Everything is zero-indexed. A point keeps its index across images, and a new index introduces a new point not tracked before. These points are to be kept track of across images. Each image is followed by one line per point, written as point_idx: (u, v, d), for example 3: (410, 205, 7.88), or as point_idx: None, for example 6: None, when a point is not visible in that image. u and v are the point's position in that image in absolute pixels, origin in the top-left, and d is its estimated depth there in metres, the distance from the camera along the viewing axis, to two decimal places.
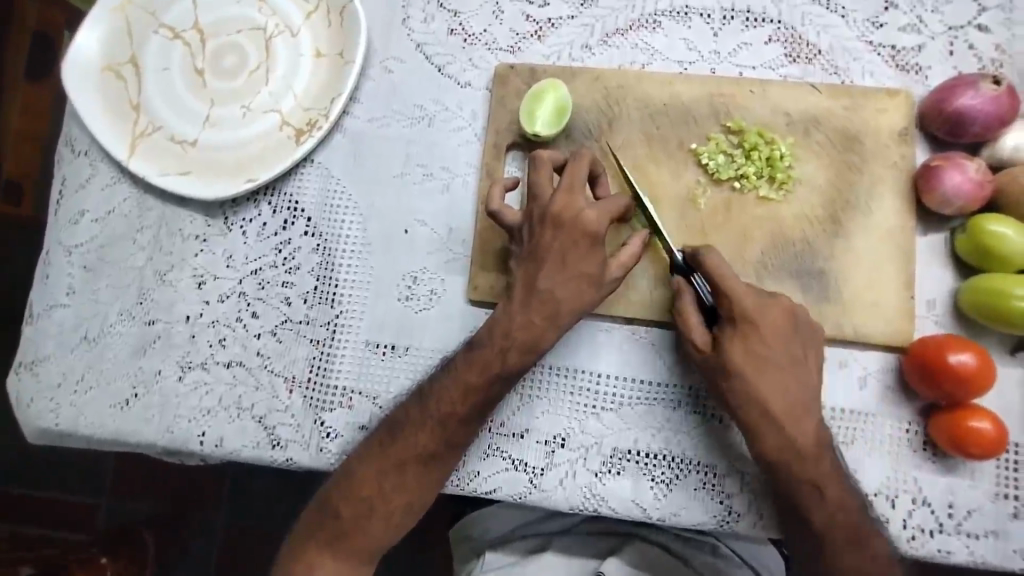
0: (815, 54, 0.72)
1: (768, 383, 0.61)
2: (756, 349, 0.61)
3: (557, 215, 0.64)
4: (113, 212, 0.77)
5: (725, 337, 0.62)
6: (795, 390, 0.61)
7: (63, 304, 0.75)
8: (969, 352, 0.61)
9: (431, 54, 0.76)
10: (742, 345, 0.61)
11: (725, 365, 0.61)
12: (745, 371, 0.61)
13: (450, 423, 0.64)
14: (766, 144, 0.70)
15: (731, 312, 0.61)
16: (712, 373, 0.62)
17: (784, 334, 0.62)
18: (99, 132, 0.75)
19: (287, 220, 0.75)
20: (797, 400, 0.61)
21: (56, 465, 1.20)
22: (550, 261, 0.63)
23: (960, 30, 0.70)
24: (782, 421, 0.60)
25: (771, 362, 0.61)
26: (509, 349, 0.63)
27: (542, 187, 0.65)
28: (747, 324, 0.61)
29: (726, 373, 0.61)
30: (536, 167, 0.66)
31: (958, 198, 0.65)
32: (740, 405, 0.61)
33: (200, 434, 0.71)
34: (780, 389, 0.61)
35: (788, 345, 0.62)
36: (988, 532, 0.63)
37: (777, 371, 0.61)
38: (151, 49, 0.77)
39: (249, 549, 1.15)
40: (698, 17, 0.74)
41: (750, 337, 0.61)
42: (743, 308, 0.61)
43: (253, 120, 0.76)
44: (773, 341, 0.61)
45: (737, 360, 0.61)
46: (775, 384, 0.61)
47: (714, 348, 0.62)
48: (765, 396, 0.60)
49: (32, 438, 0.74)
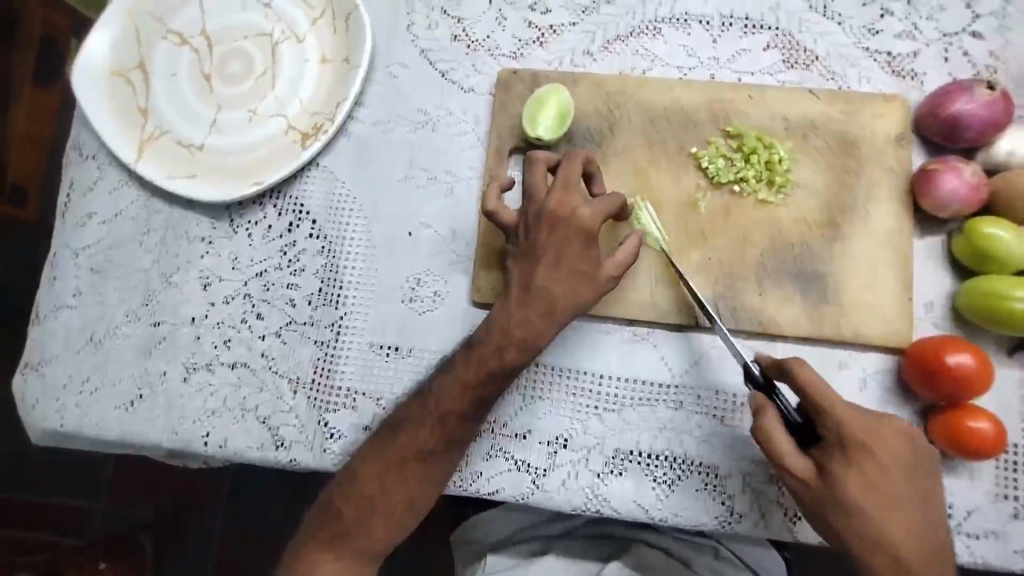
0: (813, 59, 0.73)
1: (894, 523, 0.57)
2: (879, 485, 0.57)
3: (553, 213, 0.64)
4: (120, 215, 0.77)
5: (837, 468, 0.57)
6: (920, 528, 0.57)
7: (69, 305, 0.76)
8: (966, 353, 0.62)
9: (435, 60, 0.77)
10: (862, 479, 0.57)
11: (846, 504, 0.56)
12: (869, 509, 0.56)
13: (449, 421, 0.65)
14: (764, 147, 0.71)
15: (842, 440, 0.57)
16: (823, 507, 0.57)
17: (905, 467, 0.58)
18: (107, 135, 0.76)
19: (292, 223, 0.76)
20: (927, 540, 0.57)
21: (56, 469, 1.20)
22: (548, 259, 0.64)
23: (954, 37, 0.72)
24: (915, 570, 0.56)
25: (895, 498, 0.57)
26: (507, 347, 0.64)
27: (537, 186, 0.66)
28: (868, 458, 0.57)
29: (844, 510, 0.57)
30: (531, 168, 0.67)
31: (955, 202, 0.66)
32: (863, 548, 0.57)
33: (205, 434, 0.71)
34: (905, 528, 0.57)
35: (909, 477, 0.57)
36: (988, 532, 0.64)
37: (899, 509, 0.57)
38: (158, 54, 0.79)
39: (250, 554, 1.15)
40: (697, 24, 0.75)
41: (869, 468, 0.57)
42: (862, 438, 0.57)
43: (260, 125, 0.77)
44: (893, 472, 0.57)
45: (857, 495, 0.56)
46: (900, 524, 0.56)
47: (823, 477, 0.57)
48: (894, 540, 0.56)
49: (36, 439, 0.74)
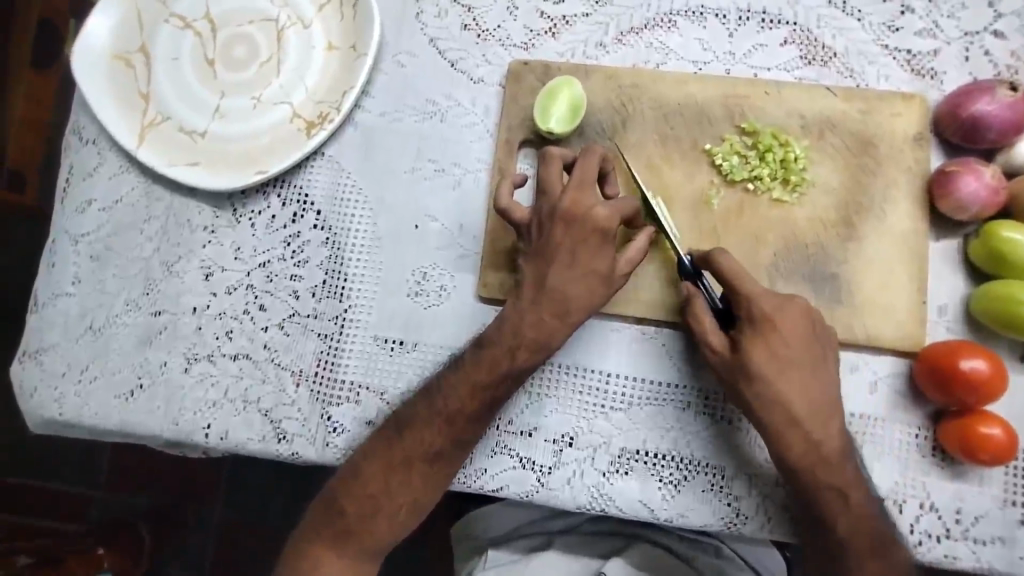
0: (831, 57, 0.72)
1: (792, 385, 0.60)
2: (779, 351, 0.60)
3: (567, 213, 0.63)
4: (121, 202, 0.76)
5: (743, 337, 0.61)
6: (819, 393, 0.61)
7: (69, 293, 0.74)
8: (982, 358, 0.62)
9: (444, 49, 0.76)
10: (763, 344, 0.60)
11: (745, 365, 0.61)
12: (770, 375, 0.60)
13: (458, 421, 0.64)
14: (780, 146, 0.69)
15: (750, 314, 0.61)
16: (732, 375, 0.61)
17: (806, 337, 0.61)
18: (108, 120, 0.74)
19: (296, 213, 0.74)
20: (821, 405, 0.60)
21: (54, 456, 1.19)
22: (562, 257, 0.63)
23: (976, 36, 0.70)
24: (808, 425, 0.60)
25: (793, 363, 0.61)
26: (517, 348, 0.63)
27: (552, 182, 0.65)
28: (768, 326, 0.61)
29: (747, 376, 0.61)
30: (547, 162, 0.66)
31: (974, 205, 0.64)
32: (764, 408, 0.60)
33: (206, 426, 0.70)
34: (803, 392, 0.60)
35: (811, 347, 0.61)
36: (995, 538, 0.63)
37: (800, 373, 0.60)
38: (161, 38, 0.77)
39: (247, 541, 1.14)
40: (713, 18, 0.74)
41: (772, 338, 0.60)
42: (765, 310, 0.61)
43: (264, 112, 0.75)
44: (795, 342, 0.61)
45: (759, 362, 0.60)
46: (800, 387, 0.60)
47: (733, 348, 0.62)
48: (789, 400, 0.60)
49: (34, 428, 0.73)
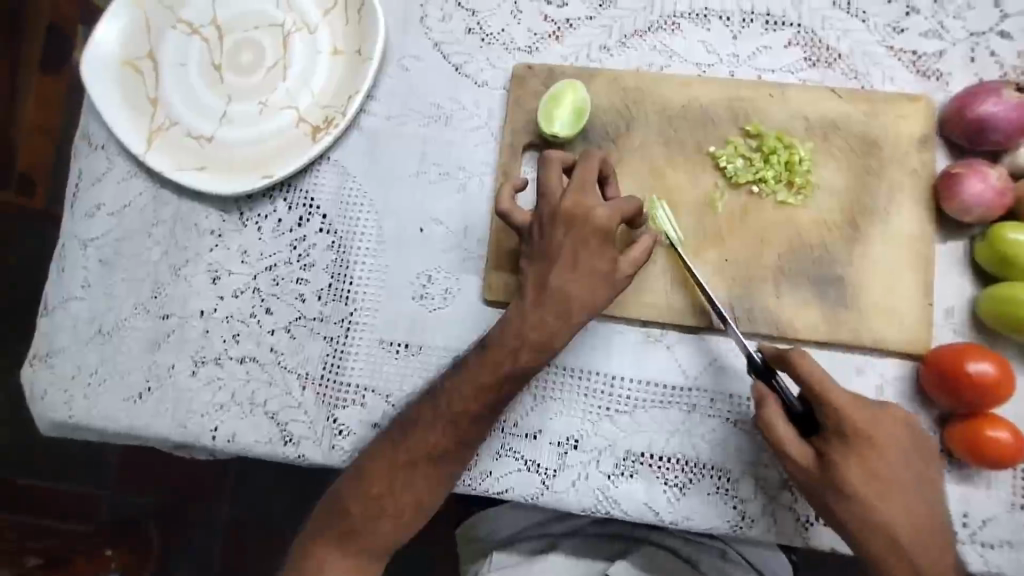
0: (835, 58, 0.72)
1: (893, 507, 0.58)
2: (877, 472, 0.58)
3: (568, 215, 0.63)
4: (129, 206, 0.77)
5: (836, 455, 0.58)
6: (920, 513, 0.58)
7: (78, 297, 0.75)
8: (989, 361, 0.61)
9: (448, 53, 0.76)
10: (859, 464, 0.57)
11: (840, 487, 0.58)
12: (866, 494, 0.57)
13: (461, 422, 0.64)
14: (785, 147, 0.69)
15: (843, 429, 0.58)
16: (823, 494, 0.59)
17: (902, 451, 0.59)
18: (116, 126, 0.75)
19: (302, 217, 0.75)
20: (924, 526, 0.58)
21: (63, 456, 1.20)
22: (563, 260, 0.63)
23: (981, 36, 0.70)
24: (911, 550, 0.57)
25: (891, 482, 0.58)
26: (520, 350, 0.63)
27: (553, 185, 0.65)
28: (864, 445, 0.58)
29: (842, 496, 0.58)
30: (546, 167, 0.66)
31: (979, 207, 0.64)
32: (865, 531, 0.58)
33: (213, 429, 0.71)
34: (906, 514, 0.58)
35: (908, 464, 0.59)
36: (1003, 541, 0.63)
37: (899, 494, 0.58)
38: (168, 44, 0.77)
39: (253, 542, 1.15)
40: (717, 19, 0.73)
41: (869, 457, 0.58)
42: (857, 425, 0.58)
43: (271, 117, 0.76)
44: (892, 461, 0.58)
45: (856, 483, 0.57)
46: (899, 507, 0.58)
47: (823, 465, 0.58)
48: (891, 524, 0.58)
49: (44, 430, 0.74)
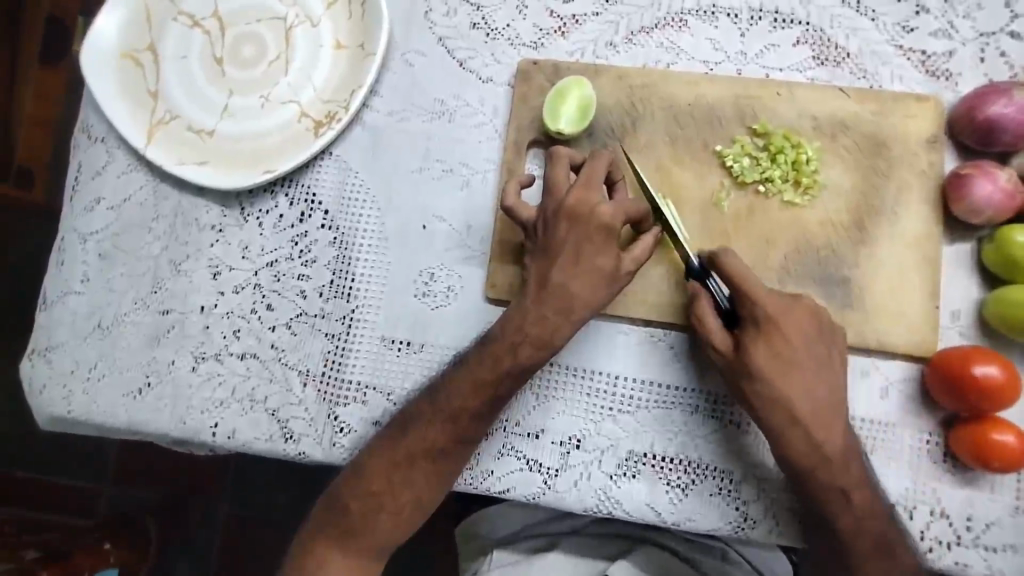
0: (844, 57, 0.71)
1: (794, 383, 0.60)
2: (781, 351, 0.60)
3: (571, 210, 0.63)
4: (129, 200, 0.76)
5: (746, 337, 0.61)
6: (824, 394, 0.60)
7: (77, 291, 0.75)
8: (995, 364, 0.61)
9: (452, 48, 0.75)
10: (764, 345, 0.60)
11: (746, 365, 0.61)
12: (769, 372, 0.60)
13: (462, 419, 0.64)
14: (792, 147, 0.69)
15: (753, 314, 0.61)
16: (733, 376, 0.62)
17: (809, 335, 0.61)
18: (116, 119, 0.74)
19: (304, 212, 0.74)
20: (825, 405, 0.60)
21: (61, 450, 1.19)
22: (565, 257, 0.63)
23: (991, 36, 0.69)
24: (811, 426, 0.60)
25: (795, 363, 0.60)
26: (521, 344, 0.62)
27: (559, 181, 0.65)
28: (770, 327, 0.60)
29: (748, 376, 0.61)
30: (554, 163, 0.66)
31: (987, 208, 0.64)
32: (766, 407, 0.61)
33: (213, 426, 0.70)
34: (807, 392, 0.60)
35: (814, 348, 0.61)
36: (1006, 545, 0.63)
37: (803, 374, 0.61)
38: (169, 36, 0.76)
39: (252, 538, 1.15)
40: (725, 17, 0.73)
41: (774, 337, 0.61)
42: (766, 309, 0.61)
43: (272, 112, 0.75)
44: (799, 343, 0.61)
45: (760, 362, 0.60)
46: (801, 386, 0.60)
47: (735, 348, 0.62)
48: (790, 400, 0.60)
49: (43, 425, 0.73)
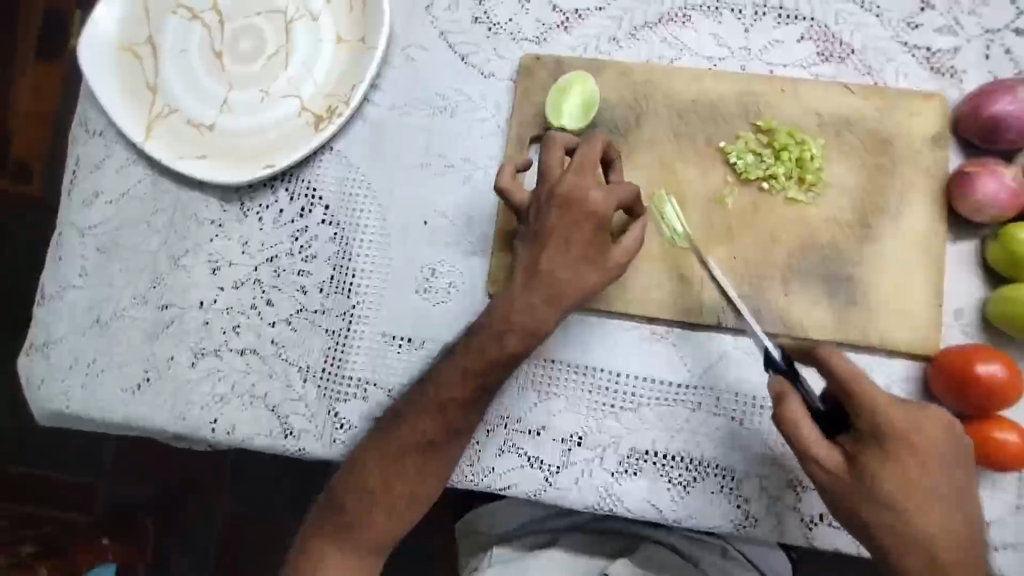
0: (848, 53, 0.70)
1: (930, 518, 0.54)
2: (914, 478, 0.54)
3: (564, 197, 0.62)
4: (128, 194, 0.75)
5: (872, 460, 0.55)
6: (961, 530, 0.55)
7: (75, 286, 0.74)
8: (999, 362, 0.60)
9: (454, 43, 0.75)
10: (896, 471, 0.54)
11: (875, 493, 0.54)
12: (902, 504, 0.54)
13: (455, 410, 0.63)
14: (797, 144, 0.68)
15: (876, 429, 0.55)
16: (851, 497, 0.55)
17: (945, 459, 0.55)
18: (115, 113, 0.74)
19: (304, 207, 0.73)
20: (964, 542, 0.54)
21: (58, 445, 1.19)
22: (555, 241, 0.62)
23: (996, 33, 0.69)
24: (953, 568, 0.54)
25: (929, 493, 0.54)
26: (507, 332, 0.62)
27: (552, 166, 0.64)
28: (902, 451, 0.54)
29: (874, 503, 0.54)
30: (548, 148, 0.65)
31: (992, 207, 0.63)
32: (897, 540, 0.54)
33: (212, 421, 0.70)
34: (943, 524, 0.54)
35: (947, 467, 0.55)
36: (1006, 543, 0.63)
37: (938, 506, 0.54)
38: (168, 29, 0.76)
39: (250, 534, 1.15)
40: (729, 12, 0.72)
41: (907, 461, 0.54)
42: (898, 430, 0.54)
43: (272, 106, 0.75)
44: (932, 463, 0.54)
45: (891, 490, 0.54)
46: (938, 522, 0.54)
47: (855, 470, 0.55)
48: (928, 538, 0.54)
49: (41, 420, 0.73)
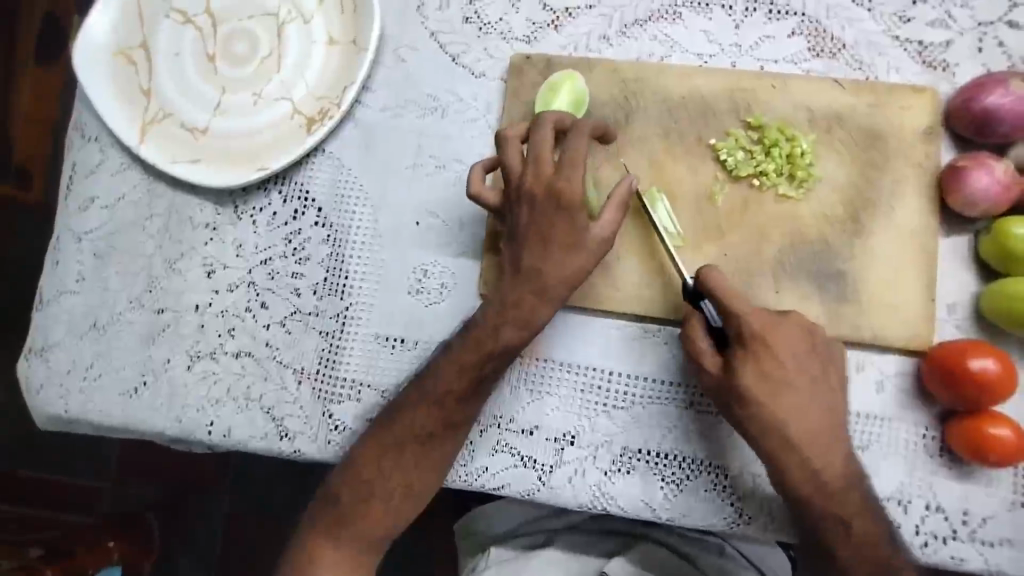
0: (840, 48, 0.70)
1: (785, 406, 0.60)
2: (771, 371, 0.60)
3: (529, 193, 0.62)
4: (123, 199, 0.76)
5: (736, 358, 0.61)
6: (817, 416, 0.60)
7: (72, 291, 0.75)
8: (991, 357, 0.60)
9: (445, 43, 0.75)
10: (754, 365, 0.60)
11: (737, 387, 0.60)
12: (761, 394, 0.60)
13: (448, 403, 0.64)
14: (787, 140, 0.68)
15: (741, 332, 0.60)
16: (725, 396, 0.61)
17: (801, 354, 0.61)
18: (109, 117, 0.74)
19: (297, 210, 0.74)
20: (818, 428, 0.60)
21: (64, 448, 1.20)
22: (535, 237, 0.62)
23: (989, 26, 0.68)
24: (806, 449, 0.59)
25: (786, 384, 0.60)
26: (502, 326, 0.63)
27: (512, 165, 0.64)
28: (761, 346, 0.60)
29: (739, 396, 0.60)
30: (504, 147, 0.64)
31: (984, 201, 0.63)
32: (758, 427, 0.60)
33: (209, 424, 0.71)
34: (796, 410, 0.60)
35: (805, 367, 0.61)
36: (1002, 540, 0.62)
37: (794, 396, 0.60)
38: (162, 34, 0.76)
39: (254, 535, 1.16)
40: (719, 9, 0.72)
41: (764, 358, 0.60)
42: (755, 328, 0.60)
43: (265, 108, 0.75)
44: (789, 361, 0.60)
45: (750, 383, 0.60)
46: (794, 409, 0.60)
47: (726, 370, 0.61)
48: (784, 423, 0.60)
49: (41, 424, 0.74)
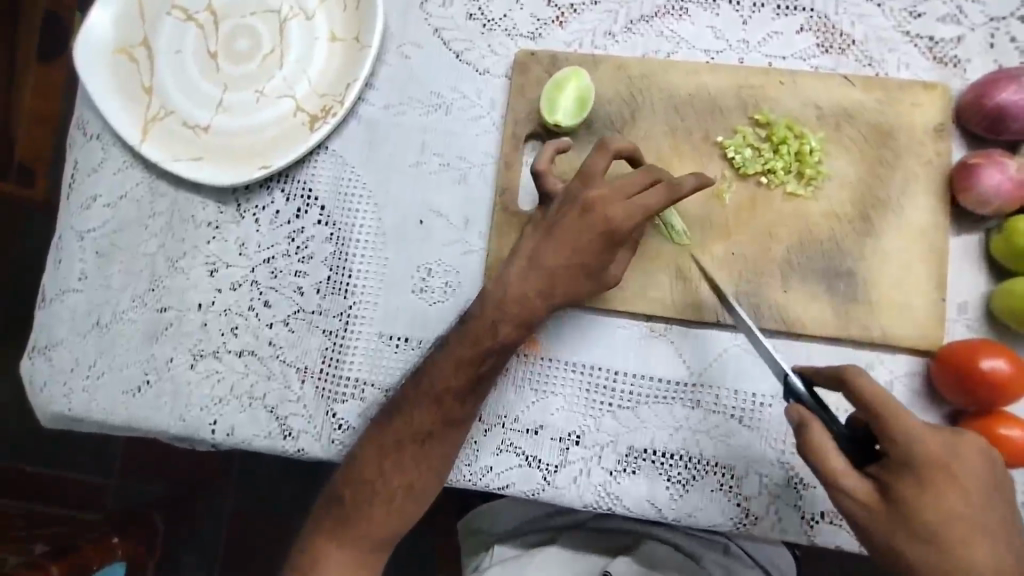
0: (849, 44, 0.69)
1: (978, 553, 0.48)
2: (954, 507, 0.48)
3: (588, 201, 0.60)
4: (125, 197, 0.75)
5: (905, 487, 0.49)
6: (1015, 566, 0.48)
7: (75, 290, 0.74)
8: (1002, 357, 0.59)
9: (449, 39, 0.74)
10: (933, 498, 0.48)
11: (910, 524, 0.49)
12: (944, 536, 0.48)
13: (447, 400, 0.63)
14: (795, 137, 0.67)
15: (910, 455, 0.49)
16: (888, 534, 0.50)
17: (984, 485, 0.49)
18: (110, 115, 0.74)
19: (300, 208, 0.73)
20: None
21: (69, 445, 1.20)
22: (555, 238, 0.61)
23: (1001, 21, 0.67)
24: None
25: (974, 523, 0.48)
26: (502, 323, 0.62)
27: (592, 168, 0.62)
28: (939, 477, 0.49)
29: (912, 536, 0.49)
30: (601, 151, 0.62)
31: (997, 198, 0.62)
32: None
33: (212, 423, 0.70)
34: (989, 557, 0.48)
35: (990, 501, 0.49)
36: None
37: (986, 540, 0.48)
38: (163, 31, 0.76)
39: (258, 533, 1.16)
40: (727, 4, 0.71)
41: (945, 490, 0.48)
42: (930, 451, 0.49)
43: (268, 106, 0.74)
44: (975, 495, 0.49)
45: (927, 520, 0.48)
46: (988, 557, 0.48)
47: (887, 500, 0.50)
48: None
49: (44, 423, 0.74)
